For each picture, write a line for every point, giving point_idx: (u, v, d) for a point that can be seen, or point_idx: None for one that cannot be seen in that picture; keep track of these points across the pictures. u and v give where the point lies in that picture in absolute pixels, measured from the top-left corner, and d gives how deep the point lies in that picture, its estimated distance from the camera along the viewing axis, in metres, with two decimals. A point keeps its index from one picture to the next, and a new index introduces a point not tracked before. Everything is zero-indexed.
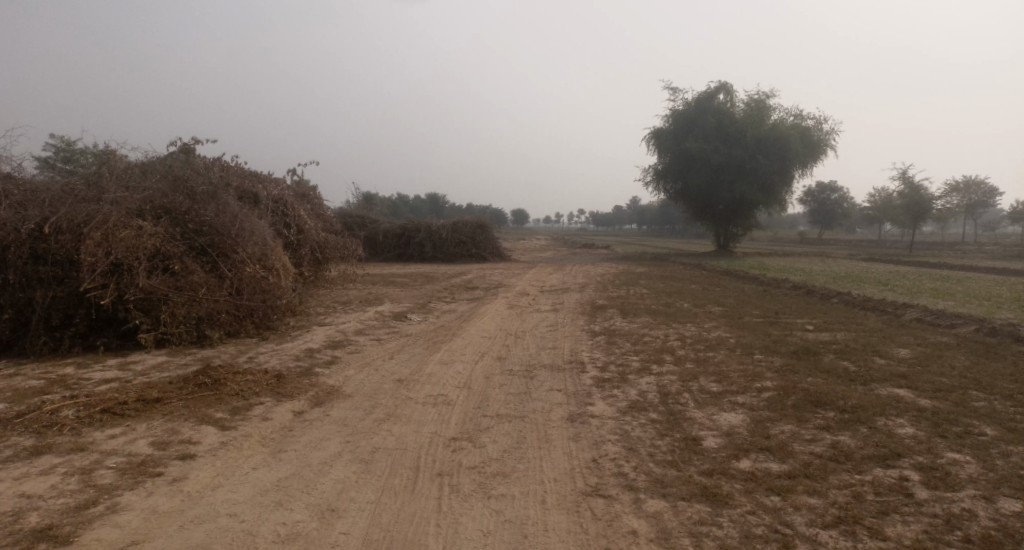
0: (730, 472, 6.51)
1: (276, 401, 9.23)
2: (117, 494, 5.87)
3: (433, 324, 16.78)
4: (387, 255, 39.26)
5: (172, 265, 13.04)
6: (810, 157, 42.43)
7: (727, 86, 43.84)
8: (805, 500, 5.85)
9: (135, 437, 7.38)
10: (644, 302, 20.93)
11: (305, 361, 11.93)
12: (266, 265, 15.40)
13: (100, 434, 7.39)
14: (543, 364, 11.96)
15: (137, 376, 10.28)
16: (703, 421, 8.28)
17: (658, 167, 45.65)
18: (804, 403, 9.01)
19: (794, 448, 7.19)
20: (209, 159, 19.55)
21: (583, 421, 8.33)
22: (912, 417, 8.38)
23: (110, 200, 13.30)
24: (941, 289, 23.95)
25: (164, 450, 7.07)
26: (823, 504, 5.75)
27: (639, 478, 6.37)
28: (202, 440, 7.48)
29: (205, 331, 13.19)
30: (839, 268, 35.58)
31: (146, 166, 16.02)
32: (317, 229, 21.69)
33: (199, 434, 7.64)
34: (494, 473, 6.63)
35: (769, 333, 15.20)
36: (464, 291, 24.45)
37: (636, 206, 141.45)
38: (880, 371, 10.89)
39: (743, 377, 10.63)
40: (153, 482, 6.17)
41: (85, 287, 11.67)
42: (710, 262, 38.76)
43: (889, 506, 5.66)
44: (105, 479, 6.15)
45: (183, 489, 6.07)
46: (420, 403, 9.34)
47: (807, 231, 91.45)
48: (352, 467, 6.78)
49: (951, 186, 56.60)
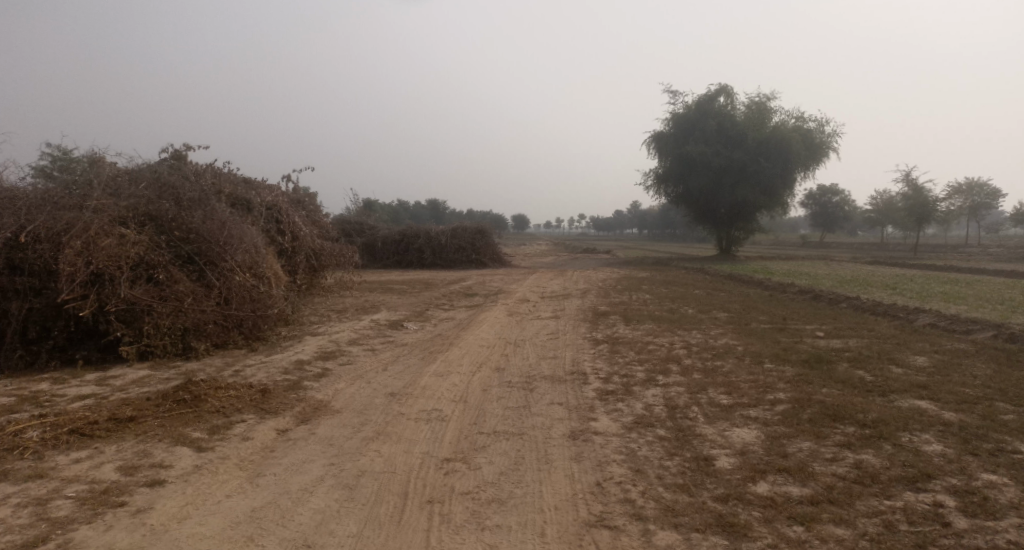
0: (747, 497, 5.94)
1: (260, 418, 8.69)
2: (72, 529, 5.33)
3: (430, 333, 16.24)
4: (386, 261, 38.78)
5: (156, 275, 12.52)
6: (813, 159, 41.91)
7: (727, 89, 43.39)
8: (831, 532, 5.27)
9: (102, 461, 6.85)
10: (648, 309, 20.38)
11: (294, 373, 11.39)
12: (257, 274, 14.88)
13: (66, 458, 6.87)
14: (543, 376, 11.41)
15: (114, 392, 9.76)
16: (714, 438, 7.72)
17: (659, 171, 45.16)
18: (821, 417, 8.44)
19: (815, 469, 6.62)
20: (200, 165, 19.08)
21: (585, 439, 7.78)
22: (939, 432, 7.78)
23: (92, 207, 12.80)
24: (952, 292, 23.36)
25: (132, 475, 6.54)
26: (853, 537, 5.17)
27: (648, 506, 5.81)
28: (175, 464, 6.93)
29: (191, 342, 12.67)
30: (844, 271, 35.01)
31: (133, 171, 15.53)
32: (312, 235, 21.19)
33: (171, 458, 7.09)
34: (489, 500, 6.08)
35: (778, 341, 14.63)
36: (463, 298, 23.93)
37: (636, 210, 141.53)
38: (899, 381, 10.31)
39: (754, 388, 10.07)
40: (114, 513, 5.62)
41: (62, 298, 11.17)
42: (713, 267, 38.23)
43: (926, 539, 5.08)
44: (62, 511, 5.62)
45: (145, 522, 5.52)
46: (412, 420, 8.79)
47: (810, 234, 90.72)
48: (334, 495, 6.22)
49: (954, 188, 56.06)
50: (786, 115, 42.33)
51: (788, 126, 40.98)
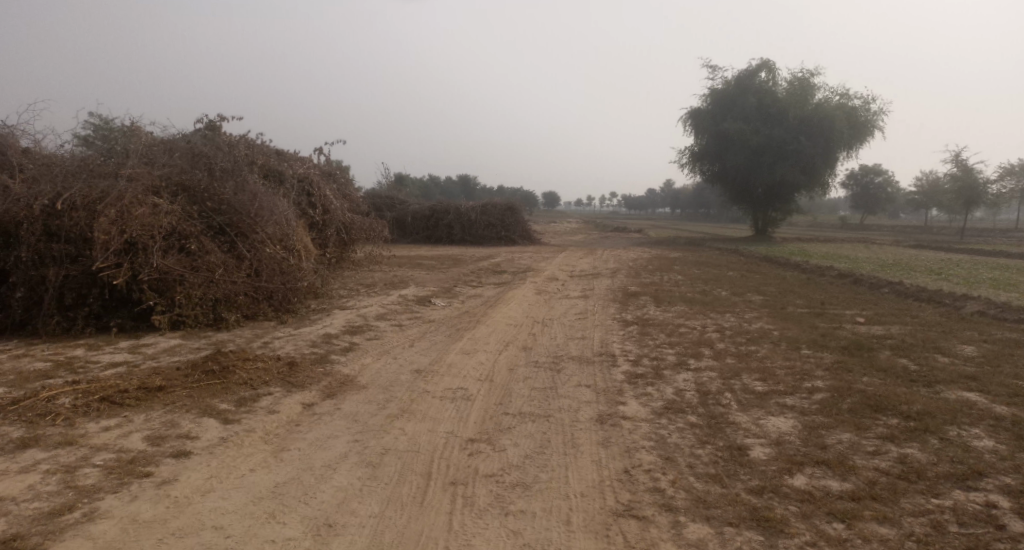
0: (783, 490, 5.65)
1: (286, 392, 8.70)
2: (98, 498, 5.36)
3: (458, 310, 16.15)
4: (416, 237, 38.84)
5: (188, 245, 12.60)
6: (857, 138, 40.26)
7: (769, 64, 41.81)
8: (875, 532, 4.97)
9: (131, 430, 6.91)
10: (679, 290, 19.94)
11: (321, 347, 11.40)
12: (287, 246, 14.92)
13: (96, 426, 6.96)
14: (571, 356, 11.20)
15: (146, 361, 9.89)
16: (748, 426, 7.42)
17: (694, 149, 44.03)
18: (863, 408, 8.04)
19: (856, 462, 6.27)
20: (233, 136, 19.15)
21: (614, 424, 7.56)
22: (990, 426, 7.32)
23: (126, 176, 12.90)
24: (1002, 279, 22.28)
25: (159, 444, 6.58)
26: (898, 537, 4.86)
27: (678, 496, 5.58)
28: (199, 434, 6.94)
29: (222, 313, 12.78)
30: (885, 254, 33.76)
31: (167, 141, 15.60)
32: (342, 209, 21.21)
33: (198, 428, 7.11)
34: (513, 484, 5.93)
35: (816, 326, 14.11)
36: (492, 275, 23.79)
37: (669, 189, 139.09)
38: (946, 372, 9.80)
39: (791, 375, 9.69)
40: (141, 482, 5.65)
41: (97, 266, 11.32)
42: (748, 248, 37.28)
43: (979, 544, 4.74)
44: (89, 480, 5.65)
45: (169, 494, 5.52)
46: (437, 398, 8.69)
47: (849, 216, 87.86)
48: (356, 473, 6.15)
49: (1006, 169, 53.44)
50: (830, 91, 40.63)
51: (832, 103, 39.36)
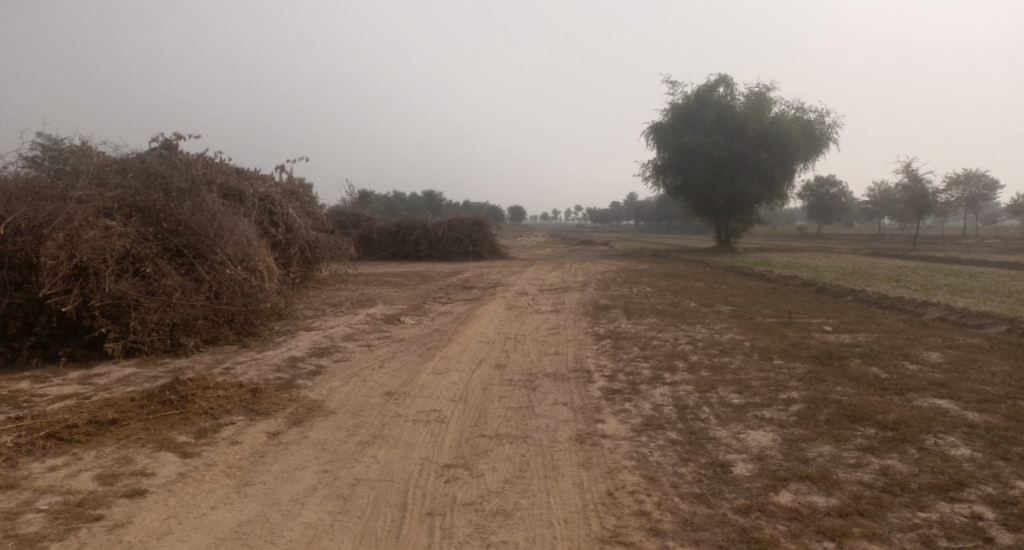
0: (770, 508, 5.54)
1: (250, 420, 8.26)
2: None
3: (428, 328, 15.82)
4: (382, 253, 38.28)
5: (144, 268, 12.03)
6: (812, 151, 41.47)
7: (726, 79, 42.84)
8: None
9: (80, 469, 6.42)
10: (649, 302, 19.99)
11: (286, 371, 10.95)
12: (249, 267, 14.39)
13: (42, 466, 6.45)
14: (546, 373, 11.00)
15: (98, 392, 9.31)
16: (728, 442, 7.32)
17: (657, 162, 44.69)
18: (840, 418, 8.04)
19: (839, 476, 6.21)
20: (191, 154, 18.52)
21: (594, 443, 7.38)
22: (964, 433, 7.38)
23: (76, 197, 12.28)
24: (956, 285, 23.05)
25: (113, 484, 6.13)
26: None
27: (665, 519, 5.41)
28: (157, 471, 6.49)
29: (180, 338, 12.19)
30: (844, 263, 34.68)
31: (120, 160, 14.97)
32: (306, 227, 20.69)
33: (155, 464, 6.66)
34: (493, 513, 5.67)
35: (785, 335, 14.24)
36: (461, 291, 23.50)
37: (633, 201, 141.23)
38: (915, 379, 9.93)
39: (766, 387, 9.68)
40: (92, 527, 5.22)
41: (44, 293, 10.68)
42: (712, 259, 37.83)
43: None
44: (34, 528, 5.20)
45: (123, 539, 5.10)
46: (410, 421, 8.37)
47: (807, 226, 90.39)
48: (327, 507, 5.80)
49: (952, 178, 55.85)
50: (786, 105, 41.81)
51: (788, 117, 40.48)
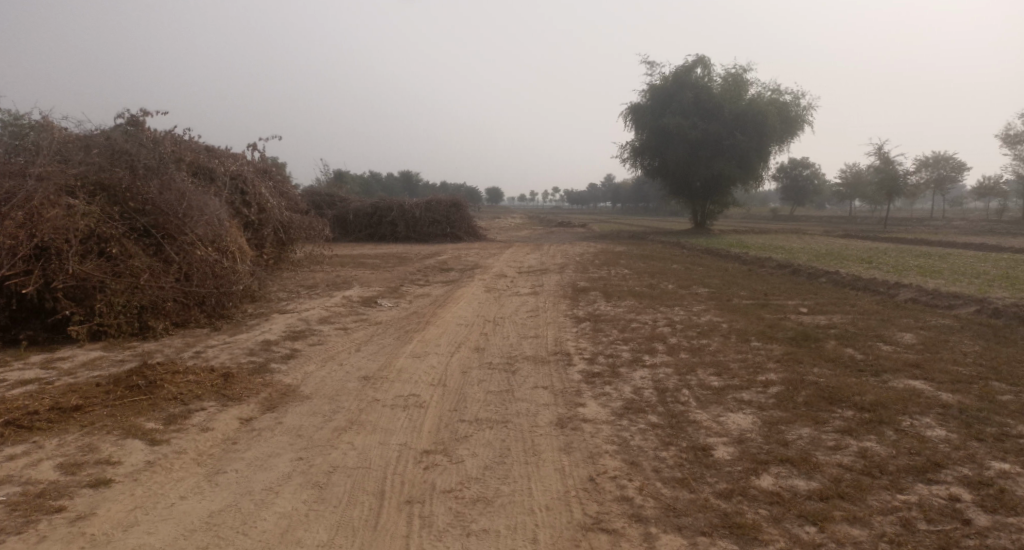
0: (752, 492, 5.52)
1: (221, 407, 8.00)
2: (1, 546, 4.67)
3: (405, 310, 15.57)
4: (358, 234, 37.72)
5: (109, 249, 11.57)
6: (787, 133, 41.80)
7: (704, 60, 42.76)
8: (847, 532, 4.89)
9: (42, 459, 6.13)
10: (628, 284, 20.00)
11: (260, 355, 10.66)
12: (220, 247, 13.97)
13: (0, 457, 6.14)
14: (525, 356, 10.90)
15: (61, 377, 8.94)
16: (709, 425, 7.30)
17: (635, 144, 44.61)
18: (817, 401, 8.08)
19: (819, 459, 6.22)
20: (158, 131, 17.86)
21: (574, 428, 7.30)
22: (939, 415, 7.47)
23: (35, 175, 11.73)
24: (926, 266, 23.49)
25: (76, 474, 5.85)
26: (870, 538, 4.78)
27: (647, 505, 5.36)
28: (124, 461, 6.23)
29: (148, 321, 11.79)
30: (818, 245, 35.18)
31: (83, 136, 14.34)
32: (280, 207, 20.20)
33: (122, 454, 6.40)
34: (473, 500, 5.56)
35: (762, 317, 14.33)
36: (439, 273, 23.23)
37: (610, 183, 141.53)
38: (890, 361, 10.04)
39: (745, 369, 9.70)
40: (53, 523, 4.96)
41: (2, 274, 10.20)
42: (689, 240, 38.06)
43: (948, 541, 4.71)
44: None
45: (86, 533, 4.86)
46: (387, 406, 8.20)
47: (781, 208, 91.58)
48: (302, 496, 5.63)
49: (922, 162, 56.96)
50: (762, 87, 41.95)
51: (764, 98, 40.62)
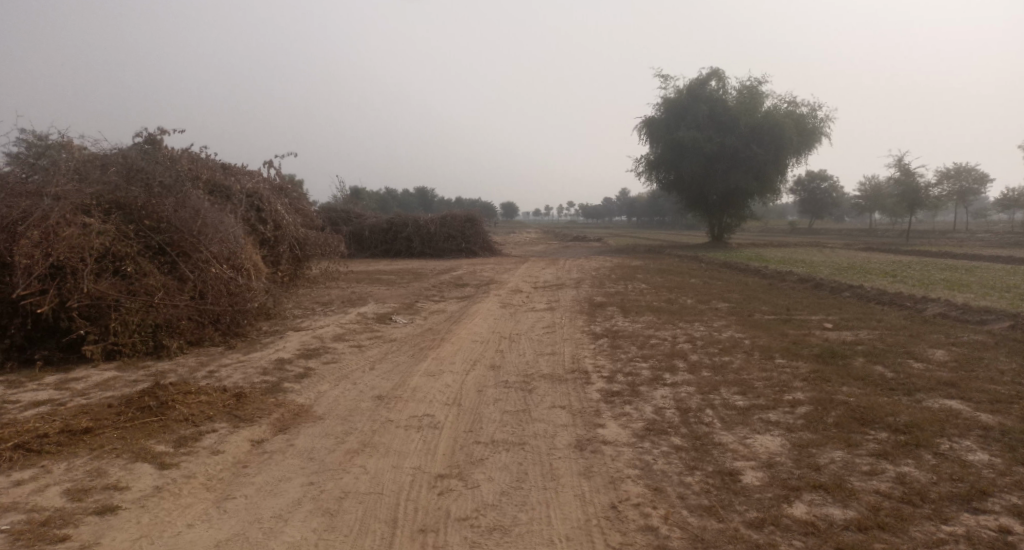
0: (784, 523, 5.20)
1: (233, 427, 7.85)
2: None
3: (420, 327, 15.41)
4: (374, 251, 37.81)
5: (125, 267, 11.57)
6: (804, 145, 41.35)
7: (719, 73, 42.56)
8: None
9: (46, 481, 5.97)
10: (645, 299, 19.69)
11: (273, 375, 10.53)
12: (235, 265, 13.94)
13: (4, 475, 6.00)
14: (542, 374, 10.64)
15: (74, 398, 8.86)
16: (735, 448, 6.98)
17: (650, 158, 44.41)
18: (849, 422, 7.73)
19: (855, 485, 5.87)
20: (175, 149, 18.02)
21: (595, 450, 7.03)
22: (980, 438, 7.08)
23: (53, 194, 11.79)
24: (953, 280, 22.87)
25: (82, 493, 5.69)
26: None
27: (673, 535, 5.07)
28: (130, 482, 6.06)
29: (163, 340, 11.72)
30: (839, 258, 34.56)
31: (101, 156, 14.47)
32: (295, 224, 20.24)
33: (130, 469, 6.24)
34: (490, 529, 5.31)
35: (786, 333, 13.94)
36: (454, 289, 23.09)
37: (625, 197, 141.32)
38: (924, 378, 9.63)
39: (770, 388, 9.36)
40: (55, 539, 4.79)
41: (18, 293, 10.20)
42: (707, 254, 37.61)
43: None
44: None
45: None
46: (401, 428, 7.99)
47: (798, 221, 90.55)
48: (312, 523, 5.42)
49: (943, 172, 56.05)
50: (779, 99, 41.60)
51: (780, 110, 40.27)
